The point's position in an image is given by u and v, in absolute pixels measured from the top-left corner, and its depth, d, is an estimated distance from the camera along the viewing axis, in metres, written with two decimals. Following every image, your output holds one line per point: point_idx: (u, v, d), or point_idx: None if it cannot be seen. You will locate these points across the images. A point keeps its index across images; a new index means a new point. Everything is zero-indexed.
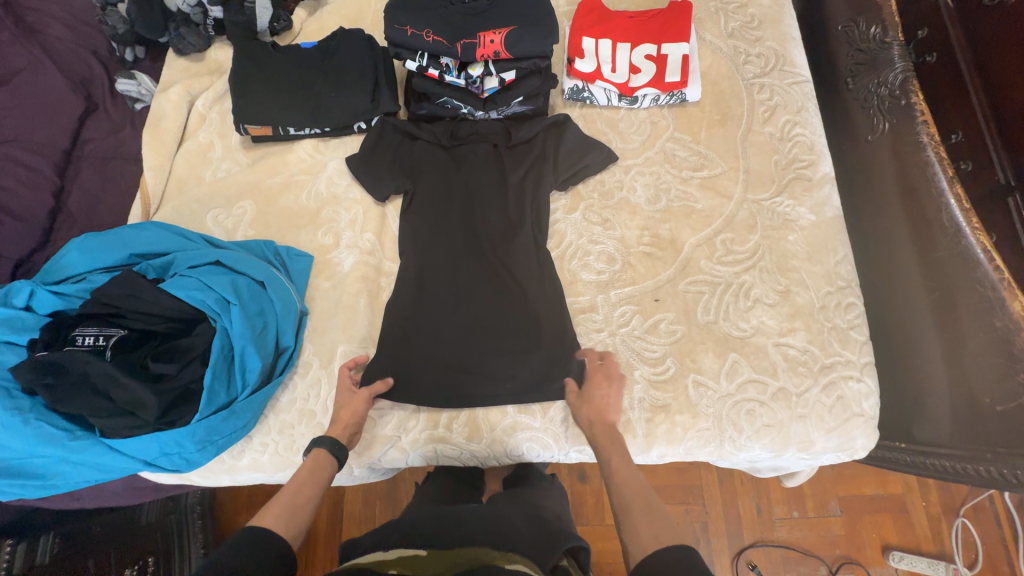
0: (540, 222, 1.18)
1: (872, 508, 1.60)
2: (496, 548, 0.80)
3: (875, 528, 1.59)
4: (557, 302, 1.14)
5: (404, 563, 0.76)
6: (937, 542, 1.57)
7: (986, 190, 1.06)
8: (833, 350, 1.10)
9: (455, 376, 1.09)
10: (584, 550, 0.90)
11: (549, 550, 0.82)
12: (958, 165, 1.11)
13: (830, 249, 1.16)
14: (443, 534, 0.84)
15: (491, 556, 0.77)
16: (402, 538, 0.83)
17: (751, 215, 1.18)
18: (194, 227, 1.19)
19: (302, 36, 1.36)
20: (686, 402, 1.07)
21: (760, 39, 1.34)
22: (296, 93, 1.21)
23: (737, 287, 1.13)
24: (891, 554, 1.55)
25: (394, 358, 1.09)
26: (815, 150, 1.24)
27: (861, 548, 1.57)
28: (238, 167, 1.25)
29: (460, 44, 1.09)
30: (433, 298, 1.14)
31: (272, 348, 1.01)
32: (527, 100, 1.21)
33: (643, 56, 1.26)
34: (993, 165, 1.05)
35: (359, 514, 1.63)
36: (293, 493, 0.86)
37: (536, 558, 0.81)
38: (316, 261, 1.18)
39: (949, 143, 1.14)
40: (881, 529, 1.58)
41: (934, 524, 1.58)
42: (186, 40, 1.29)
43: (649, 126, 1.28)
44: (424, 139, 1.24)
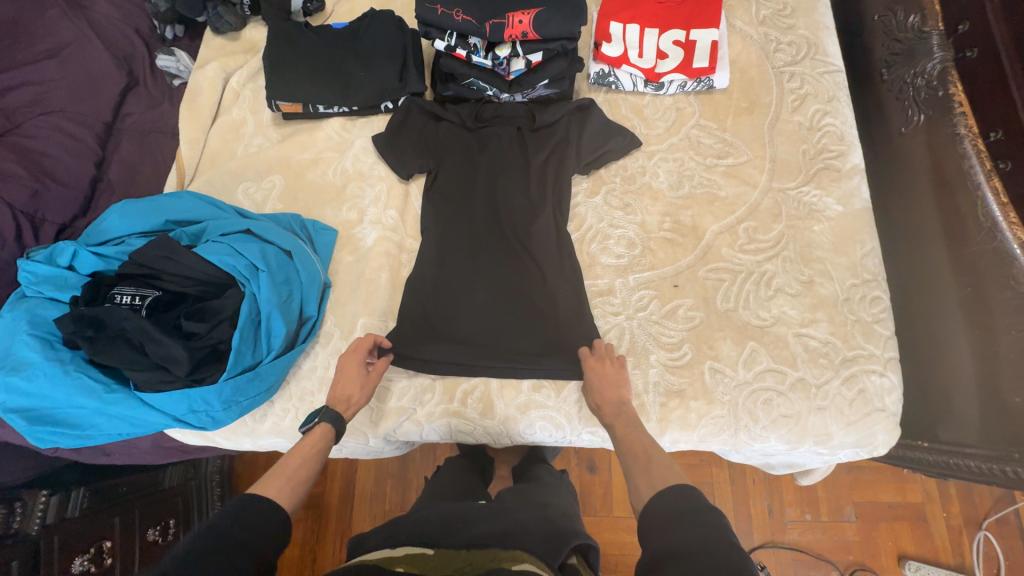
0: (561, 205, 1.19)
1: (889, 514, 1.56)
2: (502, 547, 0.81)
3: (891, 535, 1.55)
4: (575, 285, 1.14)
5: (409, 562, 0.78)
6: (956, 555, 1.52)
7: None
8: (856, 343, 1.08)
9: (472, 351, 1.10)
10: (593, 549, 0.92)
11: (558, 546, 0.83)
12: (996, 165, 1.07)
13: (857, 240, 1.14)
14: (449, 535, 0.85)
15: (498, 558, 0.78)
16: (411, 538, 0.85)
17: (775, 204, 1.17)
18: (225, 200, 1.23)
19: (334, 17, 1.39)
20: (702, 389, 1.07)
21: (792, 27, 1.31)
22: (327, 71, 1.24)
23: (759, 276, 1.12)
24: (907, 562, 1.51)
25: (413, 331, 1.11)
26: (845, 141, 1.21)
27: (876, 555, 1.54)
28: (268, 143, 1.29)
29: (489, 24, 1.10)
30: (453, 276, 1.16)
31: (297, 315, 1.04)
32: (553, 84, 1.22)
33: (671, 42, 1.26)
34: None
35: (370, 491, 1.67)
36: (297, 466, 0.87)
37: (546, 554, 0.81)
38: (341, 236, 1.21)
39: (988, 142, 1.09)
40: (897, 537, 1.55)
41: (955, 535, 1.53)
42: (223, 19, 1.33)
43: (674, 113, 1.27)
44: (449, 121, 1.25)
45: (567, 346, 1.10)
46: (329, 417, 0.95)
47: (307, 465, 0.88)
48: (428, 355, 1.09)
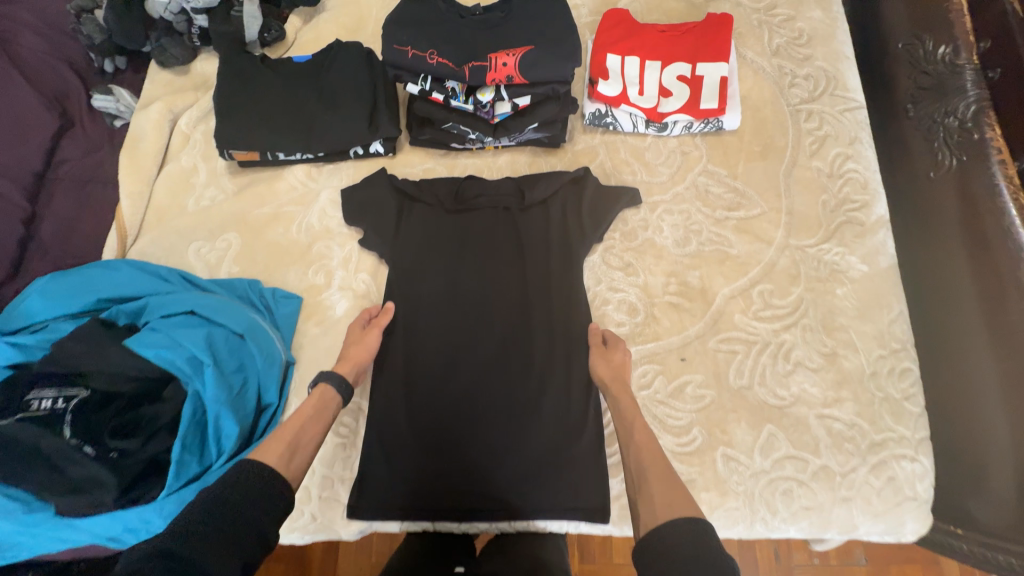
0: (558, 294, 1.04)
1: None
2: None
3: None
4: (576, 388, 0.99)
5: None
6: None
7: None
8: (884, 425, 0.96)
9: (458, 483, 0.96)
10: None
11: None
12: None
13: (882, 305, 1.03)
14: None
15: None
16: None
17: (793, 263, 1.05)
18: (175, 263, 1.09)
19: (297, 47, 1.24)
20: (714, 478, 0.95)
21: (809, 58, 1.19)
22: (286, 114, 1.09)
23: (776, 347, 1.00)
24: None
25: (389, 463, 0.96)
26: (868, 189, 1.10)
27: None
28: (223, 195, 1.14)
29: (469, 68, 0.95)
30: (433, 389, 1.00)
31: (252, 408, 0.91)
32: (543, 127, 1.09)
33: (674, 77, 1.12)
34: None
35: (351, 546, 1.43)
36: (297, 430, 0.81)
37: None
38: (307, 303, 1.07)
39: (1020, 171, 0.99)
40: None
41: None
42: (169, 51, 1.18)
43: (679, 157, 1.14)
44: (424, 201, 1.10)
45: (573, 463, 0.96)
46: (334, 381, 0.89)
47: (308, 429, 0.83)
48: (404, 488, 0.96)
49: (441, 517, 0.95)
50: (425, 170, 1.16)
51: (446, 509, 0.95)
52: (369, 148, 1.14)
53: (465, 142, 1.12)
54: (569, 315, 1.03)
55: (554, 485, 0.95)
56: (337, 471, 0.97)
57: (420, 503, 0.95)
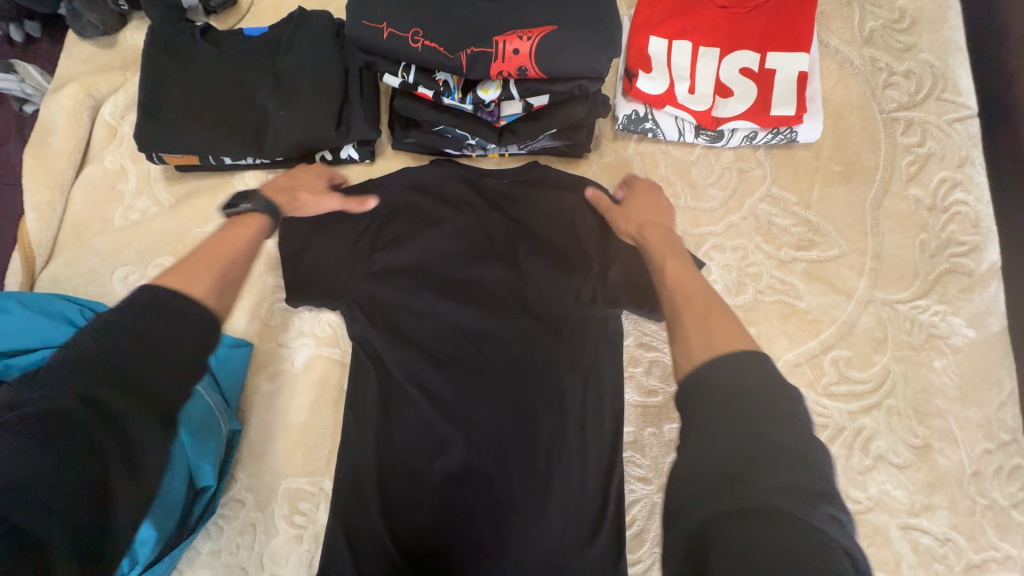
0: (574, 351, 0.82)
1: None
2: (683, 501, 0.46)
3: None
4: (593, 469, 0.79)
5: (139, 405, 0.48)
6: None
7: None
8: (986, 542, 0.75)
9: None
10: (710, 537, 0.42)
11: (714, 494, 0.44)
12: None
13: (990, 383, 0.80)
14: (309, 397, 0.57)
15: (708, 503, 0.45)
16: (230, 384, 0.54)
17: (878, 324, 0.81)
18: (94, 293, 0.87)
19: (252, 17, 0.98)
20: None
21: (911, 48, 0.91)
22: (230, 105, 0.84)
23: (852, 435, 0.78)
24: None
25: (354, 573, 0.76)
26: (980, 228, 0.85)
27: None
28: (157, 208, 0.91)
29: (466, 55, 0.69)
30: (407, 479, 0.79)
31: (178, 499, 0.72)
32: (562, 133, 0.84)
33: (737, 71, 0.86)
34: None
35: None
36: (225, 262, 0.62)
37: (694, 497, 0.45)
38: (258, 350, 0.87)
39: None
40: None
41: None
42: (84, 18, 0.92)
43: (735, 176, 0.89)
44: (399, 238, 0.86)
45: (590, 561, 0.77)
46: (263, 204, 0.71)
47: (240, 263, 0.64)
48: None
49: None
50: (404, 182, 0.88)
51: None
52: (340, 152, 0.90)
53: (462, 149, 0.88)
54: (588, 377, 0.81)
55: None
56: (290, 571, 0.78)
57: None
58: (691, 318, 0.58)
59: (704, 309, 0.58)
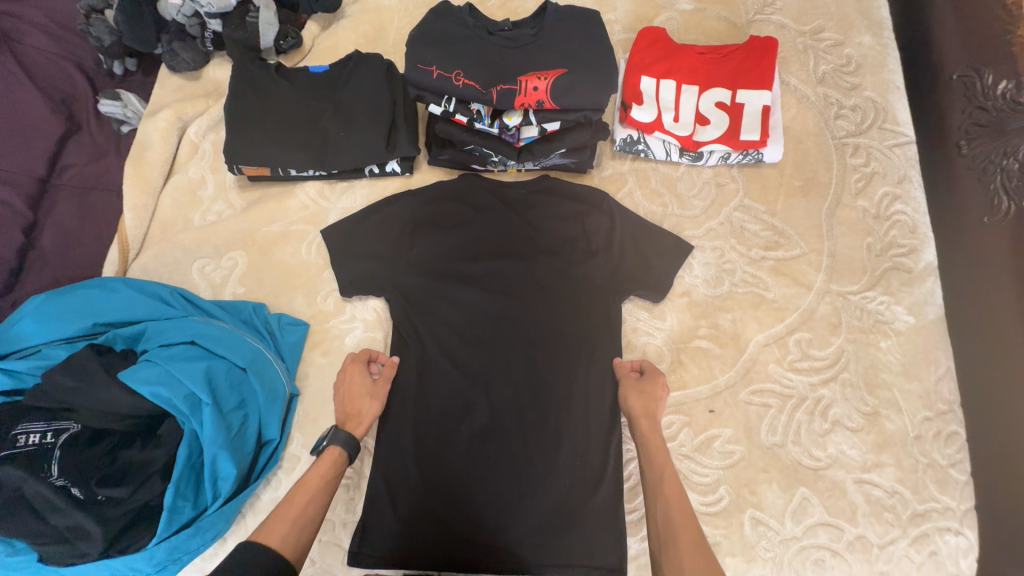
0: (581, 330, 0.99)
1: None
2: None
3: None
4: (599, 428, 0.94)
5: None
6: None
7: None
8: (928, 495, 0.89)
9: (467, 538, 0.90)
10: None
11: None
12: None
13: (929, 360, 0.95)
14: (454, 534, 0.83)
15: None
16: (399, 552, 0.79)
17: (834, 311, 0.98)
18: (177, 281, 1.04)
19: (313, 56, 1.18)
20: (740, 543, 0.89)
21: (857, 87, 1.11)
22: (300, 129, 1.03)
23: (813, 403, 0.93)
24: None
25: (394, 513, 0.91)
26: (917, 233, 1.02)
27: None
28: (230, 211, 1.09)
29: (496, 91, 0.88)
30: (439, 436, 0.94)
31: (252, 446, 0.86)
32: (570, 153, 1.03)
33: (713, 104, 1.05)
34: None
35: None
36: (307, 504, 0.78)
37: None
38: (313, 330, 1.02)
39: None
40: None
41: None
42: (180, 56, 1.13)
43: (714, 189, 1.07)
44: (431, 236, 1.04)
45: (592, 504, 0.91)
46: (341, 441, 0.85)
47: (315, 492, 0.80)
48: (412, 546, 0.90)
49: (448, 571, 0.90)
50: (440, 193, 1.07)
51: (454, 568, 0.89)
52: (385, 166, 1.08)
53: (486, 164, 1.06)
54: (591, 352, 0.97)
55: (570, 526, 0.90)
56: (338, 514, 0.94)
57: (428, 559, 0.90)
58: (684, 543, 0.73)
59: (692, 540, 0.73)
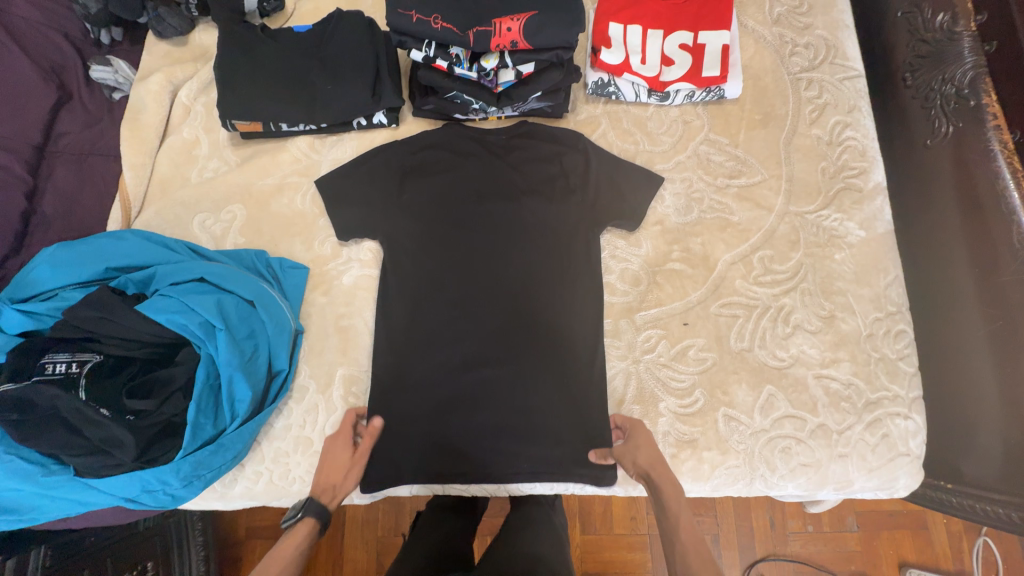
0: (563, 260, 1.07)
1: (890, 521, 1.37)
2: None
3: (893, 543, 1.36)
4: (583, 346, 1.03)
5: None
6: (957, 561, 1.34)
7: None
8: (880, 384, 1.00)
9: (466, 454, 1.00)
10: None
11: None
12: None
13: (879, 269, 1.05)
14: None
15: None
16: None
17: (793, 230, 1.07)
18: (180, 235, 1.09)
19: (296, 18, 1.23)
20: (715, 438, 0.98)
21: (809, 27, 1.19)
22: (288, 84, 1.09)
23: (776, 311, 1.03)
24: (908, 572, 1.32)
25: (400, 433, 1.00)
26: (866, 156, 1.11)
27: (876, 564, 1.35)
28: (226, 167, 1.14)
29: (473, 33, 0.95)
30: (437, 363, 1.02)
31: (264, 373, 0.93)
32: (546, 96, 1.09)
33: (677, 45, 1.13)
34: None
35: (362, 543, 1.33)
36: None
37: None
38: (313, 274, 1.08)
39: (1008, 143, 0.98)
40: (899, 544, 1.35)
41: (955, 540, 1.35)
42: (167, 21, 1.16)
43: (681, 126, 1.15)
44: (418, 183, 1.11)
45: (580, 412, 1.00)
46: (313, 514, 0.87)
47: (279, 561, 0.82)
48: (413, 462, 0.99)
49: (447, 482, 0.99)
50: (427, 141, 1.14)
51: (454, 478, 0.99)
52: (373, 118, 1.14)
53: (468, 112, 1.13)
54: (573, 279, 1.06)
55: (561, 435, 1.00)
56: None
57: (430, 471, 0.99)
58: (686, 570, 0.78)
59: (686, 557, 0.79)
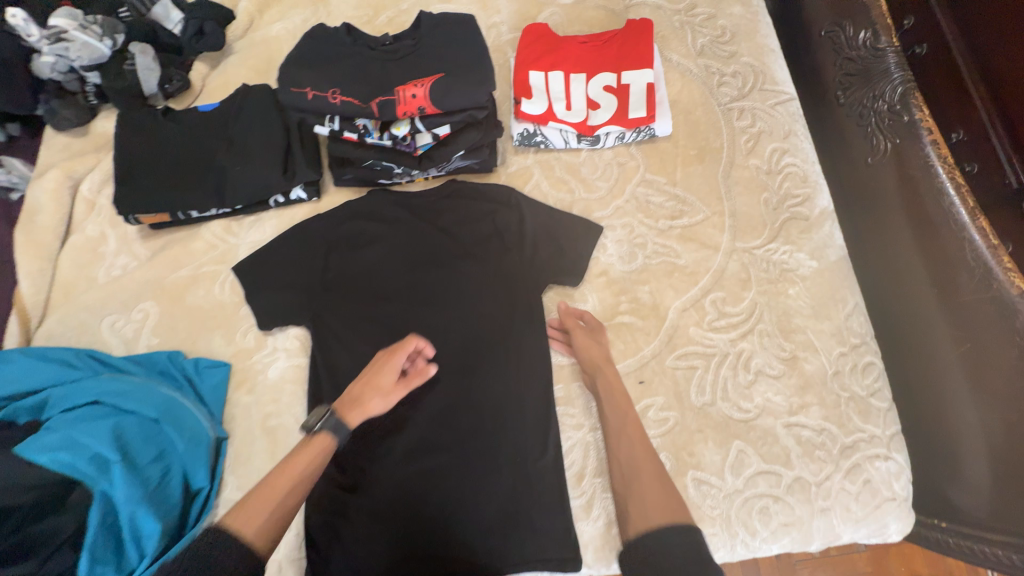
0: (504, 327, 0.99)
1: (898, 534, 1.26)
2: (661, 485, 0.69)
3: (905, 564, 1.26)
4: (533, 420, 0.95)
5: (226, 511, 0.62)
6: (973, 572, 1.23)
7: (998, 195, 0.87)
8: (854, 426, 0.93)
9: (416, 556, 0.89)
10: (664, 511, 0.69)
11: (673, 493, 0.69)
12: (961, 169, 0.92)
13: (837, 300, 1.00)
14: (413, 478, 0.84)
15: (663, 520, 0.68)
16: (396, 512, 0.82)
17: (742, 267, 1.01)
18: (86, 343, 1.00)
19: (204, 95, 1.17)
20: (687, 506, 0.90)
21: (734, 55, 1.17)
22: (194, 169, 1.02)
23: (735, 357, 0.96)
24: None
25: (339, 541, 0.89)
26: (808, 182, 1.07)
27: None
28: (135, 262, 1.06)
29: (376, 103, 0.90)
30: (376, 455, 0.93)
31: (176, 498, 0.83)
32: (469, 153, 1.03)
33: (601, 88, 1.09)
34: (1001, 165, 0.87)
35: None
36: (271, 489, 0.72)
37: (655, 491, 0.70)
38: (236, 370, 0.99)
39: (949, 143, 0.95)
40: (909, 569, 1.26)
41: None
42: (61, 113, 1.09)
43: (616, 169, 1.10)
44: (343, 259, 1.03)
45: (538, 493, 0.91)
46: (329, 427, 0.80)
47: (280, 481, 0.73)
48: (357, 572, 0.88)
49: None
50: (351, 212, 1.07)
51: None
52: (290, 195, 1.07)
53: (392, 177, 1.07)
54: (516, 347, 0.98)
55: (519, 522, 0.90)
56: (284, 553, 0.92)
57: None
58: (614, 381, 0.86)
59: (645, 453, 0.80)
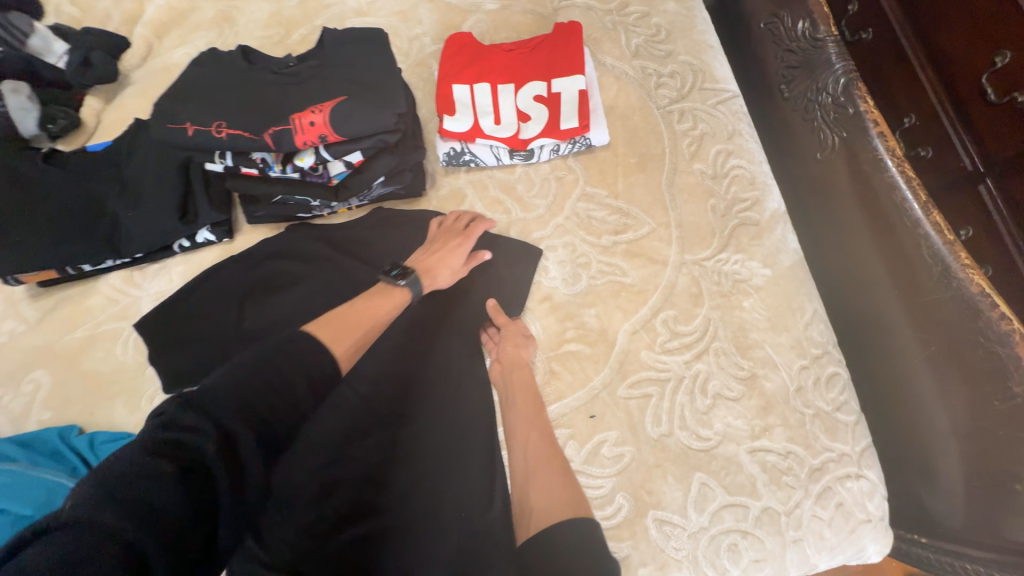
0: (439, 366, 0.93)
1: None
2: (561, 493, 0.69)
3: None
4: (476, 466, 0.87)
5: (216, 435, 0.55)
6: None
7: (948, 180, 0.83)
8: (821, 446, 0.87)
9: None
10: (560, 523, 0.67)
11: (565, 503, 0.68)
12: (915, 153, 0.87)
13: (794, 309, 0.93)
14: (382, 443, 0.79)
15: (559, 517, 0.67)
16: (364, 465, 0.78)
17: (693, 281, 0.95)
18: None
19: (97, 133, 1.06)
20: (649, 550, 0.82)
21: (670, 54, 1.10)
22: (80, 218, 0.91)
23: (691, 381, 0.89)
24: None
25: None
26: (757, 184, 1.01)
27: None
28: (24, 326, 0.95)
29: (268, 134, 0.81)
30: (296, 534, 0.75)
31: None
32: (391, 179, 0.94)
33: (531, 98, 1.01)
34: (957, 150, 0.81)
35: None
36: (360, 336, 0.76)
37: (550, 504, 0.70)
38: None
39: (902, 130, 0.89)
40: None
41: None
42: None
43: (554, 184, 1.03)
44: (257, 305, 0.94)
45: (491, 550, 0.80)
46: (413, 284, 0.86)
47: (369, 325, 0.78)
48: None
49: None
50: (268, 252, 0.97)
51: None
52: (196, 237, 0.97)
53: (311, 211, 0.97)
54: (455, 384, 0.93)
55: None
56: None
57: None
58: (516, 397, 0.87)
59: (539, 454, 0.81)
